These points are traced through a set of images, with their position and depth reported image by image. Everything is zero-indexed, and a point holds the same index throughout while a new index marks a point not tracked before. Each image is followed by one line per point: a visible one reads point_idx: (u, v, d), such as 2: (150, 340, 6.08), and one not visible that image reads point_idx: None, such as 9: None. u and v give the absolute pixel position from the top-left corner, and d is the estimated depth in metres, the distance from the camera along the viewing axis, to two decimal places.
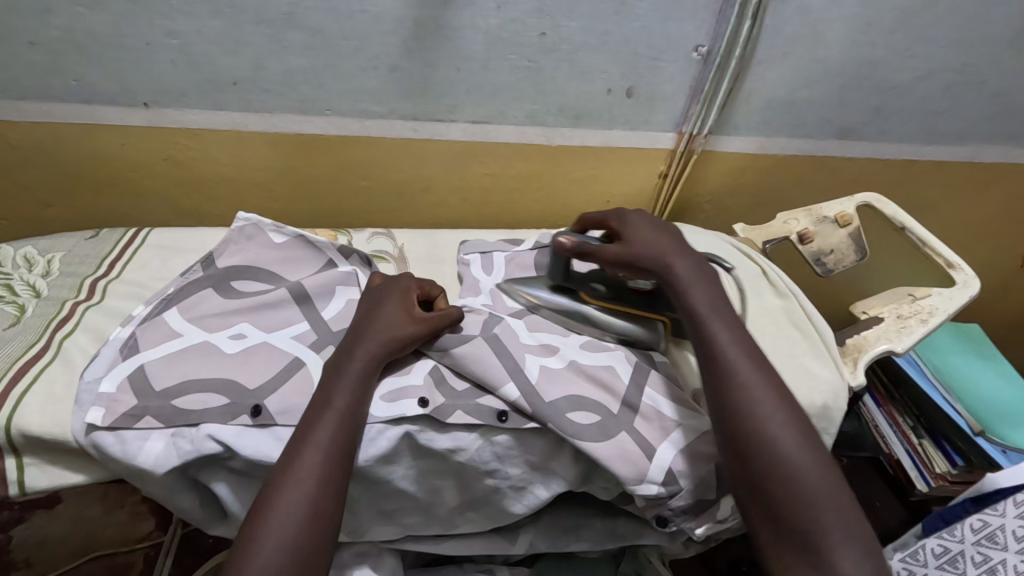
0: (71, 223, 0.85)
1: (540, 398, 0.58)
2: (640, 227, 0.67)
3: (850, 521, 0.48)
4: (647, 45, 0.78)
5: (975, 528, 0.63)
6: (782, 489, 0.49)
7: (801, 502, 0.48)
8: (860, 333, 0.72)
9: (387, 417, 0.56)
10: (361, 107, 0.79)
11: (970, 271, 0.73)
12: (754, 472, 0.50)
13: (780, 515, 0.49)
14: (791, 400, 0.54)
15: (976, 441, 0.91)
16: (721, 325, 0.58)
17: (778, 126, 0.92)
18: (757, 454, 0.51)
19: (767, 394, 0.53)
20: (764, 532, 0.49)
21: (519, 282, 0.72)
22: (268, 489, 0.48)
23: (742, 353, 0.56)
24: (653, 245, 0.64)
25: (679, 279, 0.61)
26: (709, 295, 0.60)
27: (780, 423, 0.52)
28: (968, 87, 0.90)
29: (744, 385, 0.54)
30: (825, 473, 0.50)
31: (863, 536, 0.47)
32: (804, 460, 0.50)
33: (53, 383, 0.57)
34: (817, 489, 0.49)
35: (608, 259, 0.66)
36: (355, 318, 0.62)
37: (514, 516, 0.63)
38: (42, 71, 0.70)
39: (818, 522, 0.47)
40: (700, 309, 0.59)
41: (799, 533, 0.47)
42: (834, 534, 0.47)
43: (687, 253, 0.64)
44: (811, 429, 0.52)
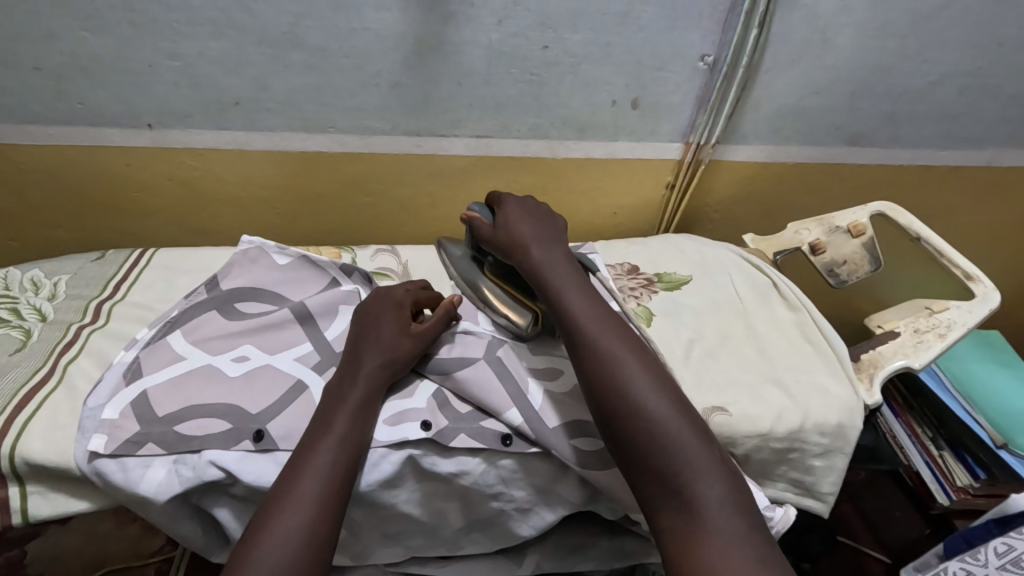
0: (80, 244, 0.86)
1: (545, 425, 0.57)
2: (513, 212, 0.68)
3: (722, 471, 0.47)
4: (652, 55, 0.77)
5: (1000, 551, 0.60)
6: (651, 447, 0.48)
7: (664, 458, 0.47)
8: (875, 348, 0.70)
9: (390, 442, 0.55)
10: (364, 124, 0.79)
11: (989, 282, 0.70)
12: (619, 433, 0.49)
13: (651, 471, 0.47)
14: (656, 366, 0.54)
15: (998, 454, 0.88)
16: (573, 296, 0.58)
17: (787, 134, 0.90)
18: (623, 417, 0.50)
19: (638, 364, 0.53)
20: (641, 491, 0.48)
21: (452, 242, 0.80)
22: (265, 512, 0.48)
23: (593, 320, 0.56)
24: (517, 231, 0.65)
25: (533, 260, 0.62)
26: (565, 272, 0.61)
27: (643, 379, 0.51)
28: (984, 90, 0.87)
29: (605, 349, 0.53)
30: (695, 428, 0.49)
31: (739, 487, 0.47)
32: (673, 412, 0.49)
33: (57, 410, 0.57)
34: (688, 445, 0.48)
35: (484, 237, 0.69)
36: (351, 335, 0.62)
37: (520, 538, 0.62)
38: (48, 96, 0.71)
39: (689, 472, 0.46)
40: (555, 282, 0.60)
41: (671, 488, 0.46)
42: (702, 488, 0.46)
43: (548, 239, 0.65)
44: (676, 391, 0.52)
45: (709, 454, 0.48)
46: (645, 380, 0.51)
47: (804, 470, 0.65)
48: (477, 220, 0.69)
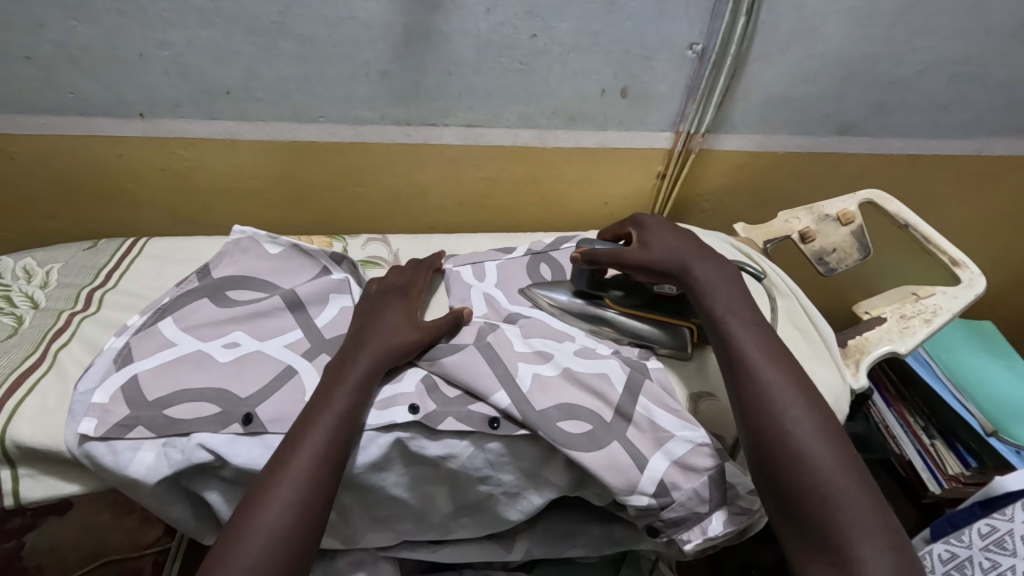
0: (73, 234, 0.86)
1: (532, 408, 0.57)
2: (657, 232, 0.67)
3: (888, 536, 0.47)
4: (639, 44, 0.78)
5: (983, 533, 0.62)
6: (810, 496, 0.49)
7: (826, 510, 0.48)
8: (862, 333, 0.70)
9: (378, 424, 0.56)
10: (354, 114, 0.79)
11: (976, 268, 0.70)
12: (776, 473, 0.50)
13: (809, 519, 0.48)
14: (823, 409, 0.53)
15: (988, 441, 0.89)
16: (739, 323, 0.58)
17: (777, 124, 0.91)
18: (786, 461, 0.50)
19: (806, 409, 0.53)
20: (793, 537, 0.49)
21: (543, 288, 0.72)
22: (257, 487, 0.48)
23: (761, 352, 0.56)
24: (670, 250, 0.65)
25: (697, 279, 0.62)
26: (728, 296, 0.61)
27: (808, 424, 0.52)
28: (972, 79, 0.88)
29: (768, 384, 0.54)
30: (862, 484, 0.49)
31: (905, 556, 0.47)
32: (840, 465, 0.50)
33: (48, 394, 0.57)
34: (854, 502, 0.48)
35: (624, 264, 0.66)
36: (353, 326, 0.63)
37: (509, 522, 0.62)
38: (39, 86, 0.71)
39: (853, 531, 0.47)
40: (717, 306, 0.60)
41: (828, 542, 0.47)
42: (866, 551, 0.46)
43: (706, 255, 0.65)
44: (842, 440, 0.52)
45: (878, 516, 0.48)
46: (811, 426, 0.51)
47: None
48: (604, 250, 0.66)
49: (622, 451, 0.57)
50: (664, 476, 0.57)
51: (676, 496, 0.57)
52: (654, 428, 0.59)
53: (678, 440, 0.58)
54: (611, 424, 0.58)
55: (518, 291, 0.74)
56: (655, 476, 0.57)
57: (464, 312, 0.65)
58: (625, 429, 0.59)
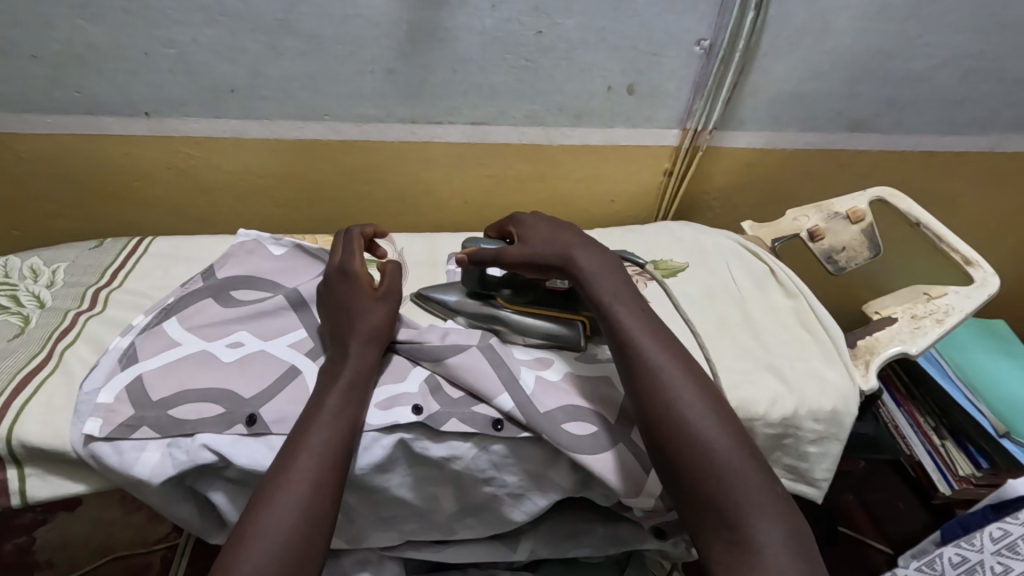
0: (80, 233, 0.87)
1: (536, 410, 0.57)
2: (537, 226, 0.65)
3: (782, 510, 0.45)
4: (647, 40, 0.77)
5: (995, 537, 0.60)
6: (706, 479, 0.47)
7: (721, 491, 0.46)
8: (872, 334, 0.69)
9: (381, 425, 0.55)
10: (359, 112, 0.79)
11: (989, 267, 0.70)
12: (675, 456, 0.48)
13: (705, 500, 0.46)
14: (712, 389, 0.52)
15: (1001, 443, 0.87)
16: (626, 310, 0.56)
17: (786, 121, 0.89)
18: (680, 444, 0.48)
19: (694, 391, 0.51)
20: (693, 520, 0.47)
21: (434, 290, 0.71)
22: (263, 491, 0.48)
23: (648, 337, 0.54)
24: (553, 242, 0.62)
25: (581, 269, 0.59)
26: (613, 282, 0.59)
27: (699, 406, 0.50)
28: (987, 75, 0.86)
29: (659, 370, 0.52)
30: (752, 460, 0.47)
31: (800, 528, 0.45)
32: (729, 440, 0.48)
33: (54, 394, 0.58)
34: (748, 480, 0.46)
35: (505, 262, 0.63)
36: (328, 321, 0.62)
37: (514, 523, 0.62)
38: (44, 84, 0.71)
39: (748, 507, 0.45)
40: (604, 293, 0.57)
41: (726, 521, 0.45)
42: (762, 526, 0.44)
43: (591, 245, 0.62)
44: (733, 417, 0.50)
45: (769, 488, 0.46)
46: (703, 406, 0.50)
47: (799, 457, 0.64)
48: (488, 249, 0.64)
49: (628, 455, 0.56)
50: None
51: None
52: None
53: None
54: (616, 427, 0.58)
55: (410, 300, 0.72)
56: (660, 479, 0.56)
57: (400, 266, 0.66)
58: (631, 431, 0.58)
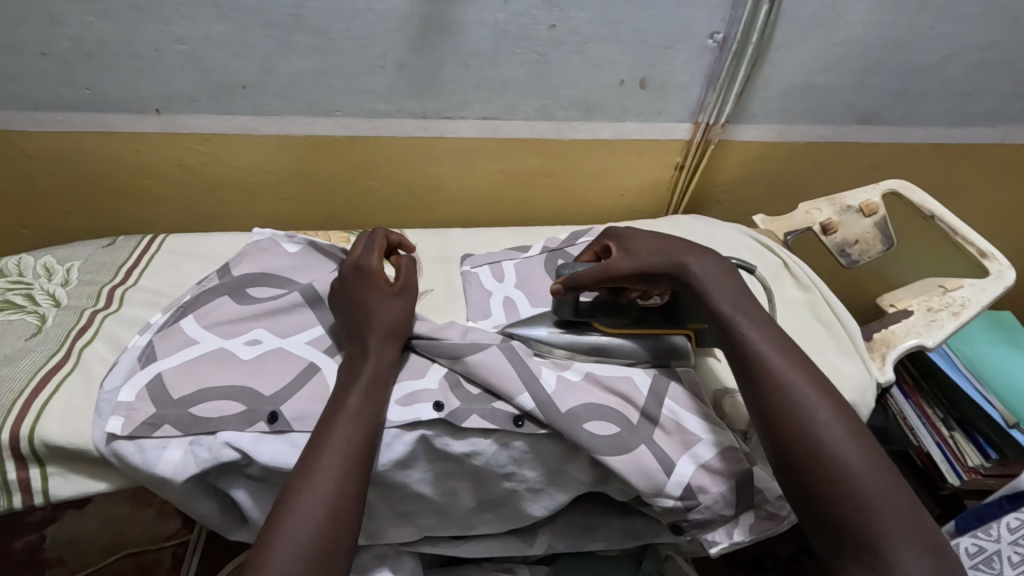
0: (90, 230, 0.86)
1: (557, 408, 0.57)
2: (637, 238, 0.63)
3: (926, 540, 0.43)
4: (660, 34, 0.76)
5: (1012, 527, 0.61)
6: (842, 500, 0.45)
7: (860, 515, 0.44)
8: (887, 327, 0.70)
9: (402, 422, 0.56)
10: (370, 107, 0.78)
11: (1004, 260, 0.70)
12: (805, 473, 0.47)
13: (844, 524, 0.44)
14: (842, 403, 0.50)
15: (1011, 434, 0.88)
16: (748, 321, 0.54)
17: (797, 113, 0.89)
18: (810, 463, 0.46)
19: (826, 407, 0.49)
20: (829, 542, 0.45)
21: (519, 327, 0.66)
22: (287, 489, 0.48)
23: (775, 349, 0.52)
24: (659, 251, 0.60)
25: (695, 276, 0.57)
26: (729, 291, 0.56)
27: (834, 424, 0.48)
28: (998, 66, 0.86)
29: (790, 383, 0.50)
30: (894, 485, 0.45)
31: (943, 558, 0.43)
32: (865, 462, 0.46)
33: (74, 392, 0.58)
34: (886, 505, 0.44)
35: (617, 277, 0.60)
36: (340, 318, 0.62)
37: (532, 517, 0.62)
38: (56, 82, 0.71)
39: (890, 534, 0.43)
40: (722, 303, 0.55)
41: (863, 548, 0.43)
42: (906, 555, 0.42)
43: (702, 251, 0.60)
44: (867, 434, 0.48)
45: (910, 515, 0.44)
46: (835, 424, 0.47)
47: None
48: (587, 272, 0.61)
49: (650, 454, 0.57)
50: (690, 481, 0.56)
51: (702, 499, 0.56)
52: (681, 431, 0.58)
53: (706, 443, 0.58)
54: (637, 426, 0.58)
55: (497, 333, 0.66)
56: (681, 481, 0.56)
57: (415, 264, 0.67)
58: (652, 431, 0.58)
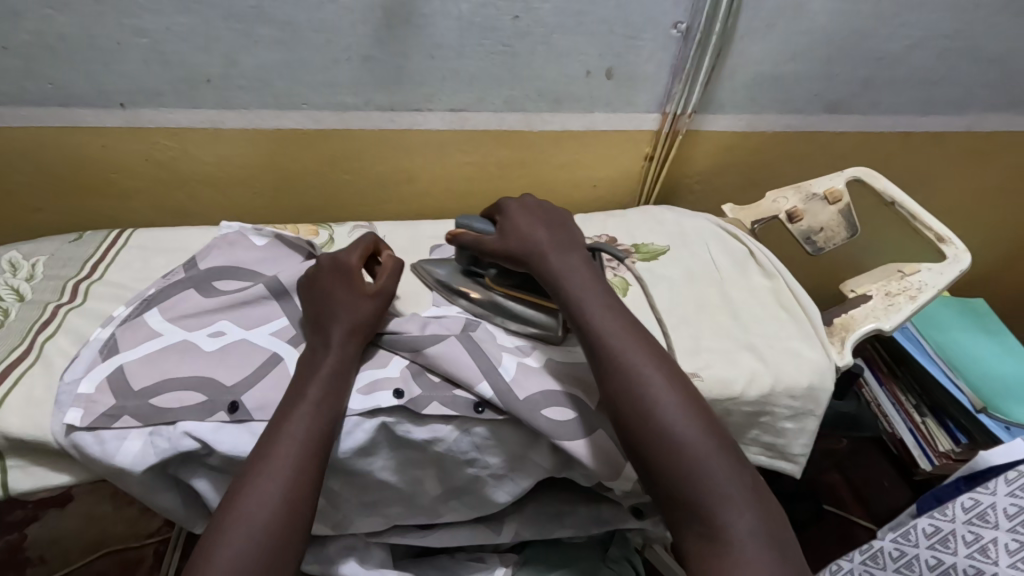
0: (59, 227, 0.86)
1: (515, 396, 0.57)
2: (514, 219, 0.65)
3: (753, 499, 0.47)
4: (624, 24, 0.77)
5: (966, 506, 0.62)
6: (680, 475, 0.48)
7: (694, 487, 0.47)
8: (848, 312, 0.71)
9: (363, 410, 0.56)
10: (337, 100, 0.78)
11: (960, 244, 0.72)
12: (648, 452, 0.50)
13: (680, 497, 0.48)
14: (686, 383, 0.53)
15: (978, 417, 0.89)
16: (595, 309, 0.57)
17: (765, 103, 0.90)
18: (653, 441, 0.50)
19: (665, 387, 0.52)
20: (671, 515, 0.49)
21: (437, 265, 0.72)
22: (244, 477, 0.49)
23: (618, 336, 0.55)
24: (528, 238, 0.63)
25: (552, 266, 0.60)
26: (582, 279, 0.60)
27: (671, 403, 0.51)
28: (961, 54, 0.87)
29: (633, 365, 0.53)
30: (727, 451, 0.49)
31: (771, 521, 0.47)
32: (704, 438, 0.49)
33: (35, 385, 0.58)
34: (720, 475, 0.48)
35: (487, 251, 0.65)
36: (308, 307, 0.62)
37: (497, 504, 0.63)
38: (17, 76, 0.70)
39: (719, 503, 0.47)
40: (576, 294, 0.58)
41: (698, 514, 0.47)
42: (733, 521, 0.46)
43: (563, 243, 0.63)
44: (707, 411, 0.51)
45: (742, 485, 0.48)
46: (673, 401, 0.51)
47: (777, 434, 0.66)
48: (470, 236, 0.66)
49: (607, 439, 0.58)
50: None
51: None
52: None
53: None
54: (597, 412, 0.59)
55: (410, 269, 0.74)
56: None
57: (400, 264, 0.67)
58: None
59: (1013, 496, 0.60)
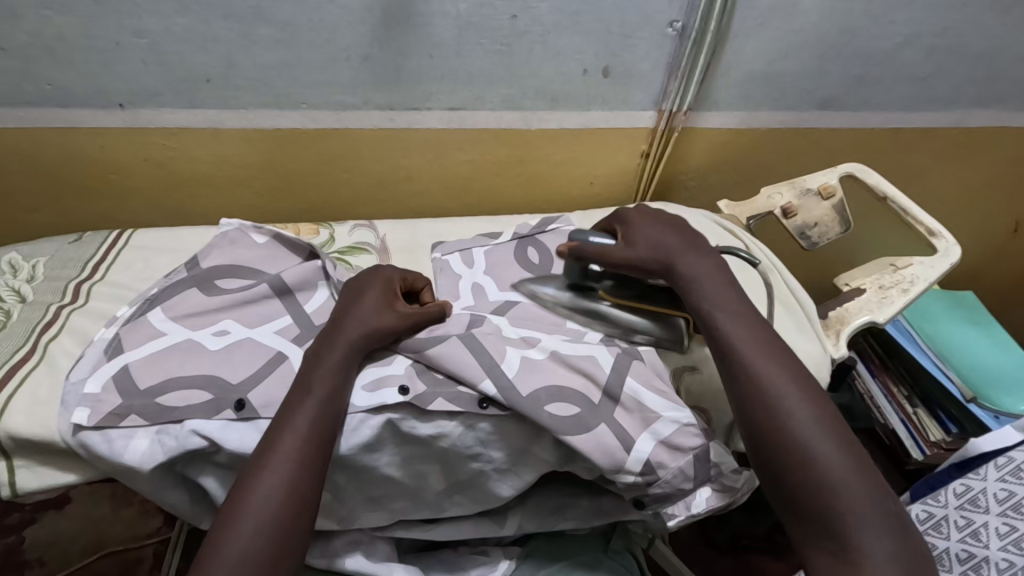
0: (56, 227, 0.86)
1: (517, 392, 0.58)
2: (642, 225, 0.67)
3: (889, 519, 0.47)
4: (620, 23, 0.78)
5: (958, 493, 0.65)
6: (811, 489, 0.49)
7: (826, 502, 0.48)
8: (842, 305, 0.73)
9: (368, 406, 0.57)
10: (336, 100, 0.79)
11: (950, 238, 0.74)
12: (776, 463, 0.51)
13: (810, 511, 0.49)
14: (819, 395, 0.53)
15: (969, 408, 0.92)
16: (726, 317, 0.58)
17: (759, 100, 0.91)
18: (783, 453, 0.51)
19: (799, 399, 0.52)
20: (798, 527, 0.50)
21: (534, 282, 0.72)
22: (248, 470, 0.50)
23: (751, 345, 0.56)
24: (655, 244, 0.65)
25: (682, 273, 0.62)
26: (714, 286, 0.61)
27: (803, 415, 0.51)
28: (949, 51, 0.89)
29: (761, 376, 0.54)
30: (862, 471, 0.49)
31: (907, 544, 0.47)
32: (835, 452, 0.49)
33: (39, 386, 0.58)
34: (853, 493, 0.48)
35: (609, 262, 0.66)
36: (337, 305, 0.63)
37: (501, 498, 0.64)
38: (15, 77, 0.70)
39: (853, 522, 0.47)
40: (707, 300, 0.60)
41: (830, 532, 0.48)
42: (868, 541, 0.46)
43: (693, 249, 0.64)
44: (841, 426, 0.52)
45: (878, 505, 0.48)
46: (810, 414, 0.52)
47: None
48: (590, 247, 0.67)
49: (608, 433, 0.58)
50: (649, 457, 0.59)
51: (660, 474, 0.59)
52: (640, 408, 0.60)
53: (664, 421, 0.60)
54: (598, 406, 0.60)
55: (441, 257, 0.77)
56: (641, 457, 0.58)
57: (447, 306, 0.65)
58: (612, 410, 0.60)
59: (1003, 482, 0.63)
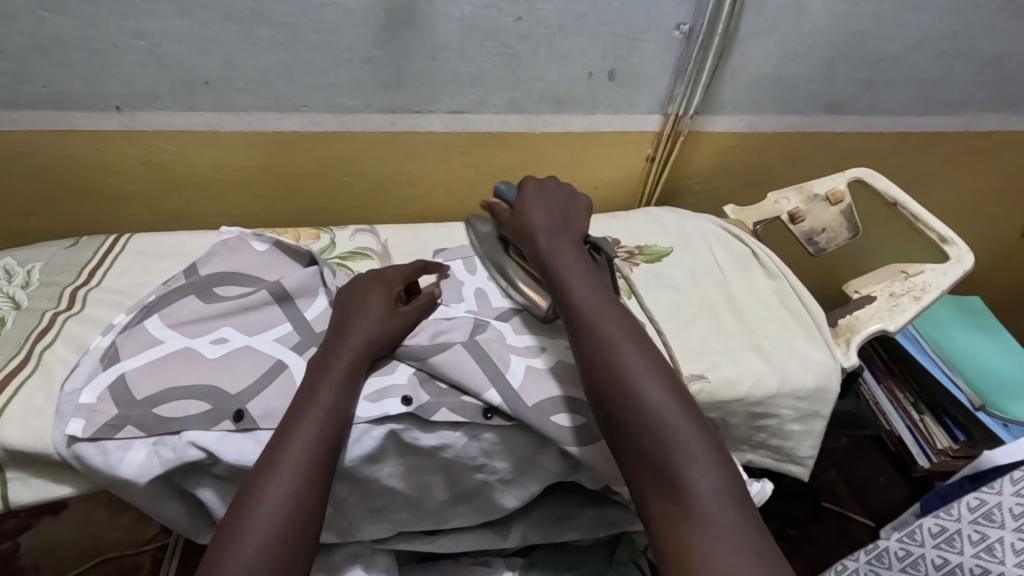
0: (51, 230, 0.84)
1: (523, 403, 0.57)
2: (526, 201, 0.69)
3: (718, 457, 0.46)
4: (627, 26, 0.77)
5: (972, 506, 0.60)
6: (644, 433, 0.48)
7: (657, 443, 0.47)
8: (852, 313, 0.71)
9: (371, 417, 0.55)
10: (338, 103, 0.78)
11: (963, 245, 0.73)
12: (613, 413, 0.50)
13: (644, 455, 0.47)
14: (656, 350, 0.53)
15: (978, 416, 0.89)
16: (576, 282, 0.59)
17: (766, 104, 0.90)
18: (618, 401, 0.50)
19: (636, 353, 0.52)
20: (635, 476, 0.48)
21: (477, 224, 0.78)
22: (252, 485, 0.49)
23: (594, 305, 0.56)
24: (530, 219, 0.67)
25: (540, 248, 0.63)
26: (570, 258, 0.62)
27: (638, 365, 0.51)
28: (959, 55, 0.88)
29: (601, 332, 0.54)
30: (691, 412, 0.49)
31: (734, 478, 0.45)
32: (667, 397, 0.49)
33: (34, 394, 0.57)
34: (681, 433, 0.47)
35: (505, 221, 0.71)
36: (335, 311, 0.62)
37: (504, 509, 0.62)
38: (9, 79, 0.69)
39: (683, 461, 0.46)
40: (558, 269, 0.60)
41: (662, 473, 0.46)
42: (698, 477, 0.45)
43: (560, 228, 0.66)
44: (676, 378, 0.51)
45: (706, 442, 0.47)
46: (645, 365, 0.51)
47: (785, 436, 0.66)
48: (499, 205, 0.72)
49: None
50: None
51: None
52: None
53: None
54: None
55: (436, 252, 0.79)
56: None
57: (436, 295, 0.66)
58: None
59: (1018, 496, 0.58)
